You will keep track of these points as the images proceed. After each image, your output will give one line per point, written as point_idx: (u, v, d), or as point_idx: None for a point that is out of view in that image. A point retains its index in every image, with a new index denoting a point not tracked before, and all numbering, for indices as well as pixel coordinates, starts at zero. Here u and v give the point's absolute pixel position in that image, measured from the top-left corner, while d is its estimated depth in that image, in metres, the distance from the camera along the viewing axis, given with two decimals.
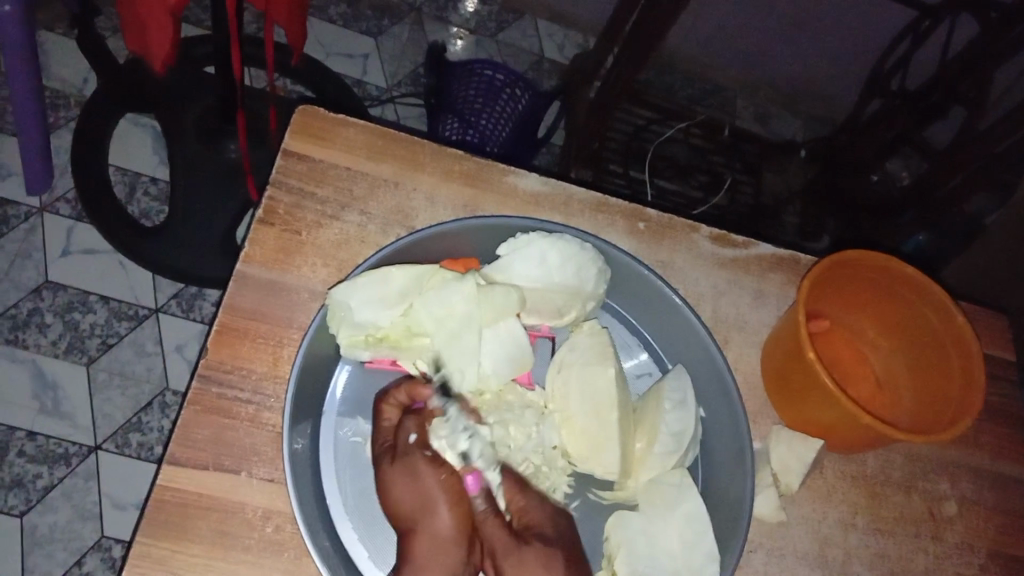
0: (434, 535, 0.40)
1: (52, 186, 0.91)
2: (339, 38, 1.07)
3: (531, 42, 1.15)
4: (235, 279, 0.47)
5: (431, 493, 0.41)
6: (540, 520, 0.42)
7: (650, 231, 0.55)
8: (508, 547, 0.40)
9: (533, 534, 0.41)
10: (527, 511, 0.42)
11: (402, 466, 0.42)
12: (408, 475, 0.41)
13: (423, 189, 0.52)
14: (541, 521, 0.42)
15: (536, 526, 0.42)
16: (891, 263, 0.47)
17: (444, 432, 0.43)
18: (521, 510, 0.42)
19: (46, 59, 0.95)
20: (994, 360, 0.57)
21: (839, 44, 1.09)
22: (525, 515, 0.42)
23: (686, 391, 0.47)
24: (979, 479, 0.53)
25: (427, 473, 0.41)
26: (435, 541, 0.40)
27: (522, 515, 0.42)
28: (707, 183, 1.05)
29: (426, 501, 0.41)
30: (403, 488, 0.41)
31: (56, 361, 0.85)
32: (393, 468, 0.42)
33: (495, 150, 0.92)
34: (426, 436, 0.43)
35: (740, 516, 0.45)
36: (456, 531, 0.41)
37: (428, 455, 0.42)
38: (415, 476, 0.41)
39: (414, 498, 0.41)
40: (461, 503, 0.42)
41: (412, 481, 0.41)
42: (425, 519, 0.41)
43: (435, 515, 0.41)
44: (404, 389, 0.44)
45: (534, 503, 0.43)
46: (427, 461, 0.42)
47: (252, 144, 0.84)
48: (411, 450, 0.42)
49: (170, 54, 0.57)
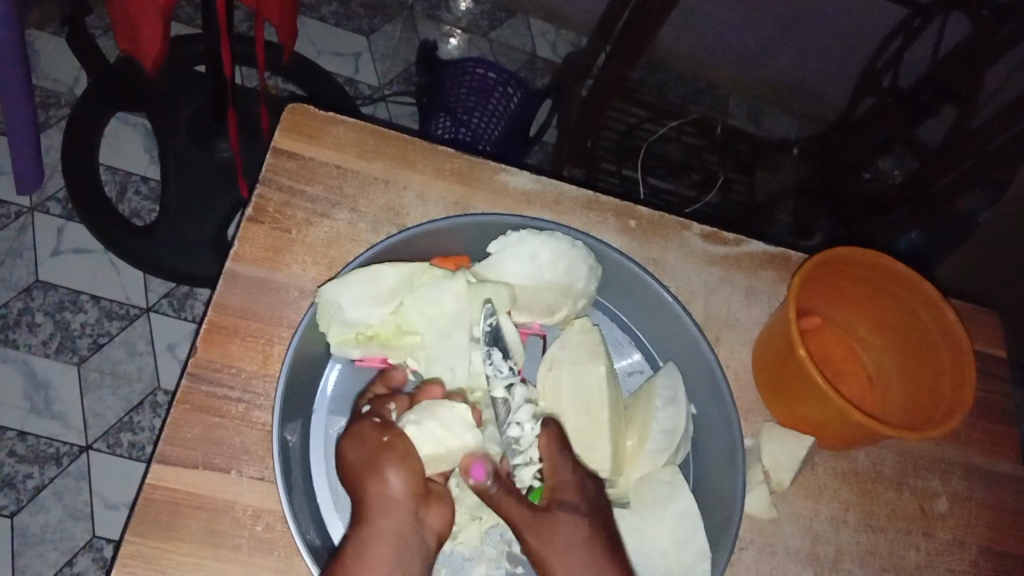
0: (381, 496, 0.40)
1: (43, 185, 0.90)
2: (331, 37, 1.07)
3: (523, 41, 1.15)
4: (224, 277, 0.47)
5: (376, 454, 0.41)
6: (565, 487, 0.42)
7: (641, 228, 0.55)
8: (531, 522, 0.41)
9: (559, 502, 0.42)
10: (553, 475, 0.42)
11: (351, 432, 0.42)
12: (354, 438, 0.41)
13: (413, 187, 0.52)
14: (569, 487, 0.42)
15: (563, 495, 0.42)
16: (881, 260, 0.47)
17: (411, 413, 0.42)
18: (553, 471, 0.42)
19: (36, 58, 0.95)
20: (984, 357, 0.57)
21: (831, 42, 1.09)
22: (556, 479, 0.42)
23: (677, 388, 0.47)
24: (970, 475, 0.53)
25: (370, 435, 0.41)
26: (380, 500, 0.40)
27: (554, 479, 0.42)
28: (700, 181, 1.06)
29: (371, 462, 0.41)
30: (351, 452, 0.41)
31: (46, 361, 0.84)
32: (345, 435, 0.42)
33: (488, 148, 0.92)
34: (387, 409, 0.43)
35: (731, 514, 0.45)
36: (404, 493, 0.40)
37: (377, 420, 0.42)
38: (362, 440, 0.41)
39: (359, 460, 0.41)
40: (410, 463, 0.41)
41: (356, 444, 0.41)
42: (372, 484, 0.40)
43: (381, 477, 0.40)
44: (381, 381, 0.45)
45: (564, 465, 0.42)
46: (374, 426, 0.41)
47: (244, 143, 0.84)
48: (358, 420, 0.42)
49: (160, 52, 0.57)
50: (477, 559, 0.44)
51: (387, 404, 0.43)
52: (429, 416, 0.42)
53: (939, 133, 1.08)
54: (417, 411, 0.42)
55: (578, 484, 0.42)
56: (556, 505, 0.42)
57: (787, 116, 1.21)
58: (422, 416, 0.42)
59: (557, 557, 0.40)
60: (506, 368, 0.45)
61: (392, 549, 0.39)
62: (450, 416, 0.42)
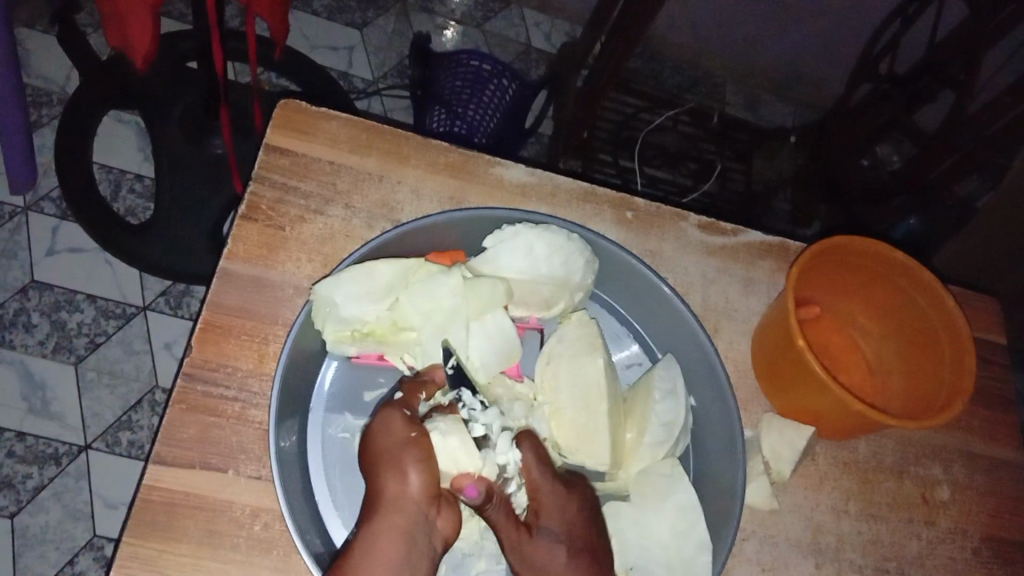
0: (396, 493, 0.39)
1: (36, 185, 0.90)
2: (324, 31, 1.06)
3: (518, 32, 1.14)
4: (218, 275, 0.47)
5: (399, 449, 0.40)
6: (548, 512, 0.41)
7: (638, 220, 0.54)
8: (514, 543, 0.40)
9: (540, 526, 0.41)
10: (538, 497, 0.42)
11: (379, 421, 0.41)
12: (382, 430, 0.40)
13: (407, 181, 0.52)
14: (549, 510, 0.41)
15: (544, 520, 0.41)
16: (880, 249, 0.47)
17: (441, 423, 0.42)
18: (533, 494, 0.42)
19: (27, 57, 0.94)
20: (984, 344, 0.56)
21: (827, 28, 1.09)
22: (537, 499, 0.41)
23: (676, 380, 0.47)
24: (971, 463, 0.53)
25: (399, 427, 0.40)
26: (395, 498, 0.39)
27: (534, 499, 0.42)
28: (698, 170, 1.05)
29: (393, 455, 0.40)
30: (375, 441, 0.40)
31: (43, 361, 0.84)
32: (373, 426, 0.41)
33: (483, 141, 0.92)
34: (415, 400, 0.43)
35: (733, 505, 0.45)
36: (422, 493, 0.39)
37: (408, 415, 0.41)
38: (388, 432, 0.40)
39: (383, 450, 0.40)
40: (432, 464, 0.40)
41: (386, 432, 0.40)
42: (392, 477, 0.39)
43: (400, 473, 0.39)
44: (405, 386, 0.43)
45: (546, 487, 0.42)
46: (404, 419, 0.41)
47: (238, 139, 0.84)
48: (390, 409, 0.41)
49: (150, 50, 0.57)
50: (477, 555, 0.43)
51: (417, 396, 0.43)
52: (455, 433, 0.41)
53: (937, 119, 1.07)
54: (441, 422, 0.42)
55: (558, 508, 0.41)
56: (539, 529, 0.41)
57: (784, 103, 1.20)
58: (449, 429, 0.41)
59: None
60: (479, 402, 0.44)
61: (399, 546, 0.37)
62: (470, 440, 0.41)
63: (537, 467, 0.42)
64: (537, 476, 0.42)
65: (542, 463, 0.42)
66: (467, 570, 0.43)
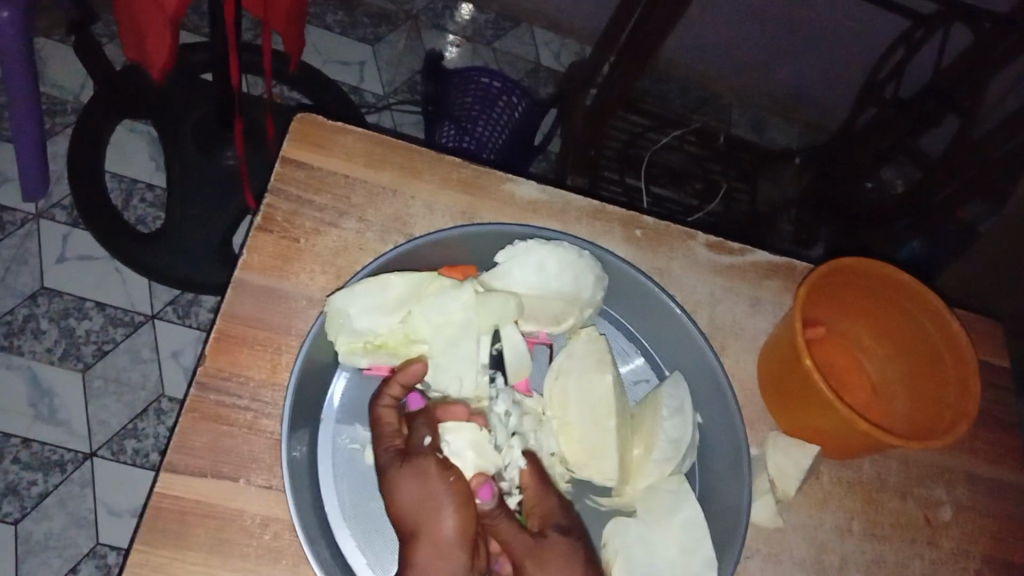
0: (435, 540, 0.39)
1: (48, 193, 0.90)
2: (336, 46, 1.07)
3: (527, 50, 1.15)
4: (233, 285, 0.47)
5: (436, 495, 0.40)
6: (554, 513, 0.42)
7: (647, 238, 0.55)
8: (528, 548, 0.41)
9: (550, 527, 0.42)
10: (541, 502, 0.43)
11: (411, 467, 0.40)
12: (416, 477, 0.40)
13: (420, 197, 0.52)
14: (556, 513, 0.42)
15: (554, 520, 0.42)
16: (887, 271, 0.47)
17: (450, 440, 0.42)
18: (537, 501, 0.43)
19: (42, 66, 0.95)
20: (988, 367, 0.57)
21: (834, 51, 1.10)
22: (540, 508, 0.43)
23: (683, 398, 0.47)
24: (974, 485, 0.53)
25: (435, 474, 0.40)
26: (435, 544, 0.39)
27: (537, 508, 0.43)
28: (703, 190, 1.06)
29: (431, 504, 0.39)
30: (409, 490, 0.40)
31: (51, 367, 0.85)
32: (402, 471, 0.40)
33: (492, 157, 0.93)
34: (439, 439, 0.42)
35: (738, 523, 0.45)
36: (461, 536, 0.39)
37: (441, 459, 0.41)
38: (423, 478, 0.40)
39: (420, 499, 0.40)
40: (467, 506, 0.40)
41: (420, 480, 0.40)
42: (430, 522, 0.39)
43: (439, 520, 0.39)
44: (394, 383, 0.44)
45: (546, 493, 0.43)
46: (438, 464, 0.40)
47: (249, 151, 0.84)
48: (419, 454, 0.41)
49: (169, 62, 0.57)
50: None
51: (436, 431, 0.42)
52: (466, 440, 0.42)
53: (941, 144, 1.08)
54: (453, 437, 0.42)
55: (563, 507, 0.43)
56: (549, 530, 0.42)
57: (789, 126, 1.21)
58: (460, 446, 0.42)
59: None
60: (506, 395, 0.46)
61: None
62: (480, 437, 0.43)
63: (533, 471, 0.44)
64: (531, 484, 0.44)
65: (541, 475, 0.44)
66: None
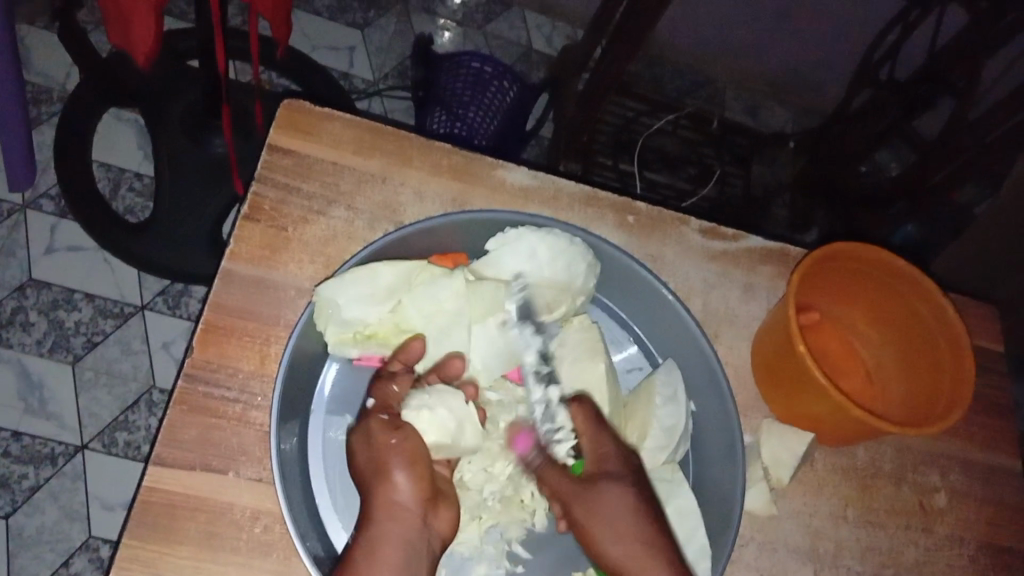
0: (389, 502, 0.41)
1: (35, 182, 0.89)
2: (325, 31, 1.06)
3: (518, 34, 1.14)
4: (221, 276, 0.47)
5: (384, 458, 0.41)
6: (609, 456, 0.44)
7: (639, 224, 0.55)
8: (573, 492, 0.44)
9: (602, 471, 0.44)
10: (598, 452, 0.44)
11: (358, 429, 0.42)
12: (362, 436, 0.41)
13: (410, 184, 0.52)
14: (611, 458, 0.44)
15: (609, 464, 0.44)
16: (882, 256, 0.47)
17: (427, 395, 0.43)
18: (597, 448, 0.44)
19: (27, 54, 0.94)
20: (982, 351, 0.57)
21: (828, 32, 1.09)
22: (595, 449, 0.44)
23: (677, 385, 0.47)
24: (969, 470, 0.53)
25: (378, 434, 0.41)
26: (388, 507, 0.41)
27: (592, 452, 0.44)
28: (697, 174, 1.05)
29: (379, 467, 0.41)
30: (359, 451, 0.41)
31: (40, 360, 0.84)
32: (351, 432, 0.42)
33: (484, 143, 0.92)
34: (391, 400, 0.43)
35: (731, 514, 0.45)
36: (412, 498, 0.41)
37: (385, 417, 0.42)
38: (370, 439, 0.41)
39: (367, 462, 0.41)
40: (417, 469, 0.41)
41: (366, 442, 0.41)
42: (379, 484, 0.41)
43: (387, 481, 0.41)
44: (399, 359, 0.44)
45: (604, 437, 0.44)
46: (381, 423, 0.42)
47: (238, 138, 0.84)
48: (365, 415, 0.42)
49: (154, 49, 0.56)
50: (477, 559, 0.44)
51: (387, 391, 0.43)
52: (441, 405, 0.42)
53: (936, 127, 1.08)
54: (437, 401, 0.42)
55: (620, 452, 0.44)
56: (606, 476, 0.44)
57: (783, 109, 1.20)
58: (436, 403, 0.42)
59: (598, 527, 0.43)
60: (537, 344, 0.47)
61: (400, 555, 0.40)
62: (462, 408, 0.43)
63: (587, 417, 0.44)
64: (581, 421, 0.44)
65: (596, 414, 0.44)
66: (467, 573, 0.43)
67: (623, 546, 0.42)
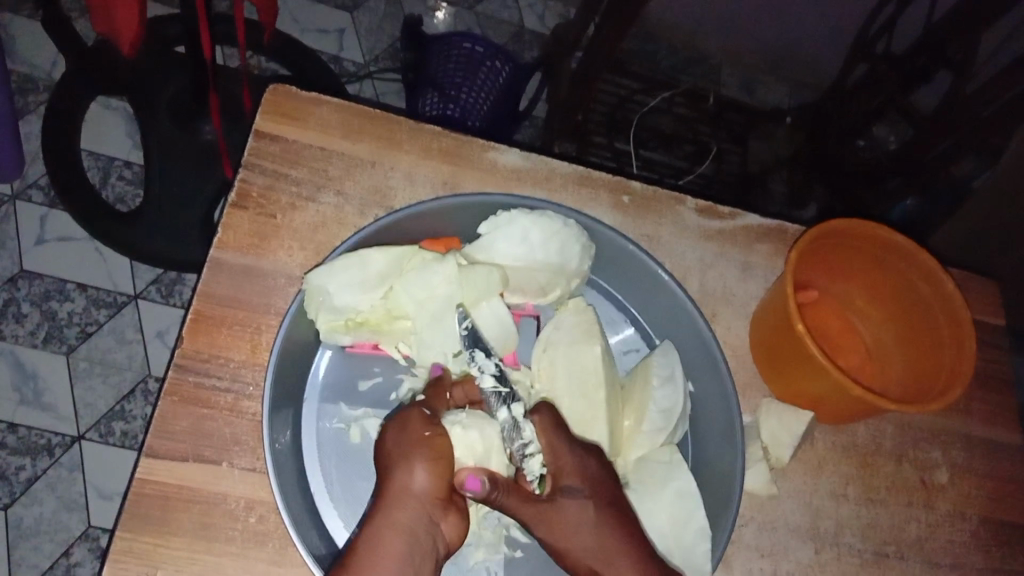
0: (403, 489, 0.38)
1: (24, 173, 0.88)
2: (314, 14, 1.04)
3: (510, 13, 1.12)
4: (209, 265, 0.46)
5: (412, 447, 0.39)
6: (568, 471, 0.41)
7: (634, 205, 0.54)
8: (537, 515, 0.40)
9: (562, 488, 0.40)
10: (582, 471, 0.41)
11: (396, 419, 0.41)
12: (398, 426, 0.40)
13: (401, 167, 0.51)
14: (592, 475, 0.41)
15: (565, 480, 0.40)
16: (879, 232, 0.46)
17: (462, 417, 0.42)
18: (578, 468, 0.41)
19: (11, 43, 0.93)
20: (983, 327, 0.56)
21: (823, 6, 1.07)
22: (558, 462, 0.41)
23: (674, 366, 0.46)
24: (970, 446, 0.53)
25: (415, 426, 0.40)
26: (400, 495, 0.38)
27: (556, 463, 0.41)
28: (694, 152, 1.04)
29: (406, 455, 0.39)
30: (391, 435, 0.40)
31: (34, 351, 0.84)
32: (389, 422, 0.41)
33: (477, 124, 0.91)
34: (439, 403, 0.43)
35: (731, 496, 0.44)
36: (429, 491, 0.38)
37: (426, 414, 0.41)
38: (405, 427, 0.40)
39: (395, 447, 0.39)
40: (441, 464, 0.39)
41: (400, 429, 0.40)
42: (400, 471, 0.39)
43: (408, 470, 0.39)
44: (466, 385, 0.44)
45: (578, 457, 0.41)
46: (421, 418, 0.40)
47: (228, 125, 0.83)
48: (409, 409, 0.41)
49: (137, 36, 0.55)
50: (475, 544, 0.43)
51: (442, 399, 0.43)
52: (476, 428, 0.41)
53: (934, 100, 1.06)
54: (470, 423, 0.41)
55: (603, 467, 0.42)
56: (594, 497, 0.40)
57: (780, 85, 1.18)
58: (471, 423, 0.41)
59: (575, 546, 0.39)
60: (492, 366, 0.44)
61: (403, 546, 0.37)
62: (494, 435, 0.42)
63: (554, 433, 0.41)
64: (553, 440, 0.41)
65: (556, 427, 0.42)
66: (465, 559, 0.43)
67: (611, 561, 0.39)
